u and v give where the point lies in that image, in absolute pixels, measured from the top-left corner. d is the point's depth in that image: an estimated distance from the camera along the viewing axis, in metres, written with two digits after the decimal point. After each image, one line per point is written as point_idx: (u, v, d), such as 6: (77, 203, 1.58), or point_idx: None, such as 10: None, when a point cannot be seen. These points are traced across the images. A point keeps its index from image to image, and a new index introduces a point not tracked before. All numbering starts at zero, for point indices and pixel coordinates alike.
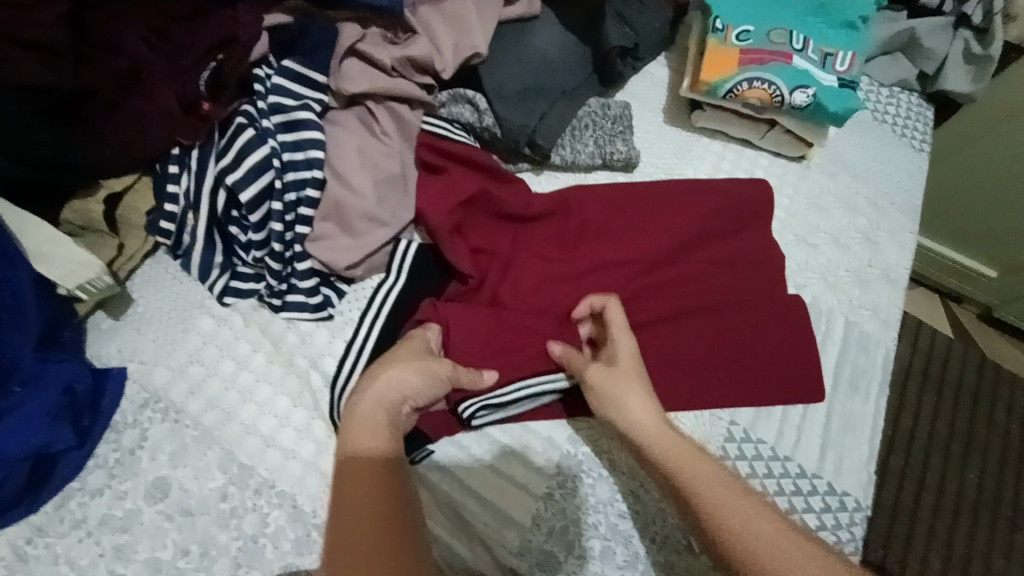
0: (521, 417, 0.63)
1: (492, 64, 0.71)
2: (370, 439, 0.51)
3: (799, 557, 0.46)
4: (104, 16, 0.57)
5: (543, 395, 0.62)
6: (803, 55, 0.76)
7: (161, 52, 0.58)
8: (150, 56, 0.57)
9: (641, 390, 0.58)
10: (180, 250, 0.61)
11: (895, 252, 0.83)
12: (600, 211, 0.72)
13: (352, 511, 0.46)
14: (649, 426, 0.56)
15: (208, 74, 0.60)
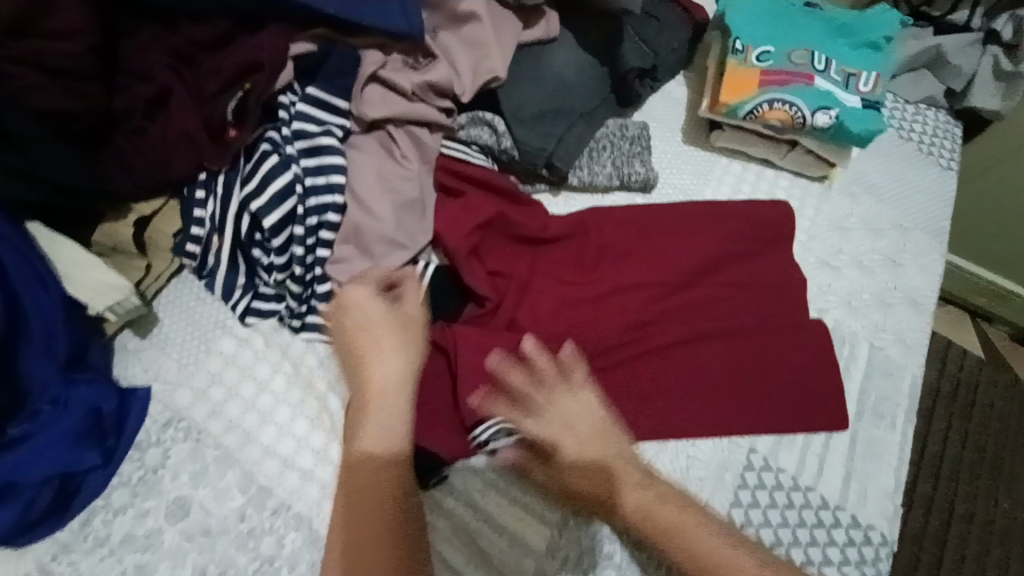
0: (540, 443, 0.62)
1: (510, 87, 0.72)
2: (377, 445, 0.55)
3: None
4: (141, 51, 0.60)
5: None
6: (825, 76, 0.75)
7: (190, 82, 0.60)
8: (179, 87, 0.59)
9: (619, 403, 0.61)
10: (205, 271, 0.62)
11: (920, 275, 0.81)
12: (619, 234, 0.72)
13: (359, 526, 0.52)
14: (641, 499, 0.57)
15: (234, 104, 0.60)
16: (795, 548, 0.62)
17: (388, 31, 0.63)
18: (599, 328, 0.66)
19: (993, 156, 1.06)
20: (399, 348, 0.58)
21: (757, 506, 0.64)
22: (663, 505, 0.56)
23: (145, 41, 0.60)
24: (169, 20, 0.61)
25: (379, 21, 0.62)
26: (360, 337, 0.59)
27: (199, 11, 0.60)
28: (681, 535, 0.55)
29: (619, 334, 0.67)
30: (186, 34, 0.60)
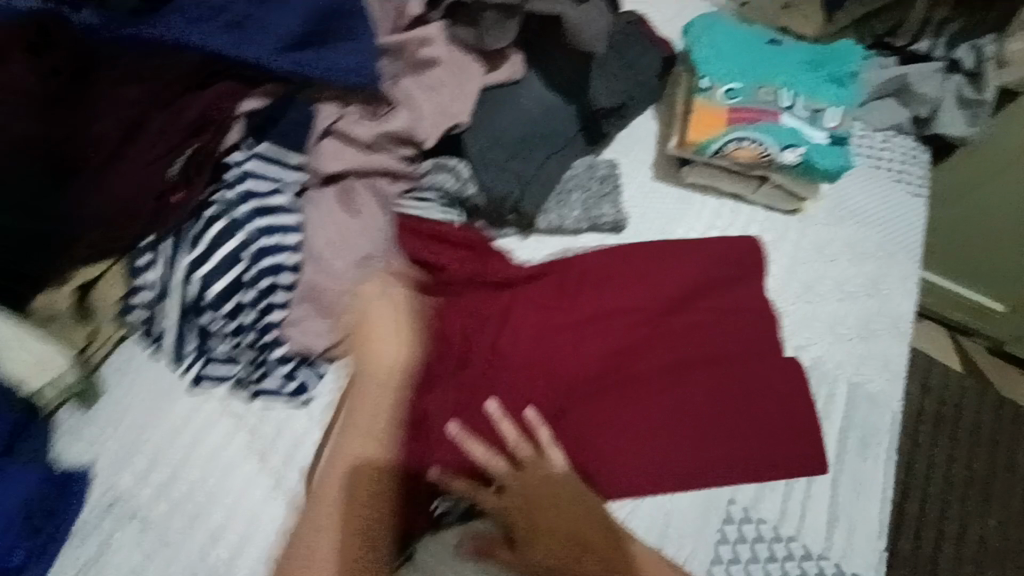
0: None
1: (474, 130, 0.70)
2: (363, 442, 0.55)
3: None
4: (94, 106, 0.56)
5: None
6: (792, 112, 0.75)
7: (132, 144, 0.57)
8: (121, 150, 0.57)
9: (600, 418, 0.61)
10: (153, 336, 0.60)
11: (897, 305, 0.80)
12: (586, 274, 0.71)
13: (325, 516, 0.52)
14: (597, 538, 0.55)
15: (180, 164, 0.58)
16: None
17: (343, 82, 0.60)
18: (570, 376, 0.66)
19: (965, 177, 1.06)
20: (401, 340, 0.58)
21: (739, 561, 0.62)
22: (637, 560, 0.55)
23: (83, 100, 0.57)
24: None
25: (332, 74, 0.60)
26: (372, 328, 0.58)
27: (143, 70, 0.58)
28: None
29: (590, 381, 0.66)
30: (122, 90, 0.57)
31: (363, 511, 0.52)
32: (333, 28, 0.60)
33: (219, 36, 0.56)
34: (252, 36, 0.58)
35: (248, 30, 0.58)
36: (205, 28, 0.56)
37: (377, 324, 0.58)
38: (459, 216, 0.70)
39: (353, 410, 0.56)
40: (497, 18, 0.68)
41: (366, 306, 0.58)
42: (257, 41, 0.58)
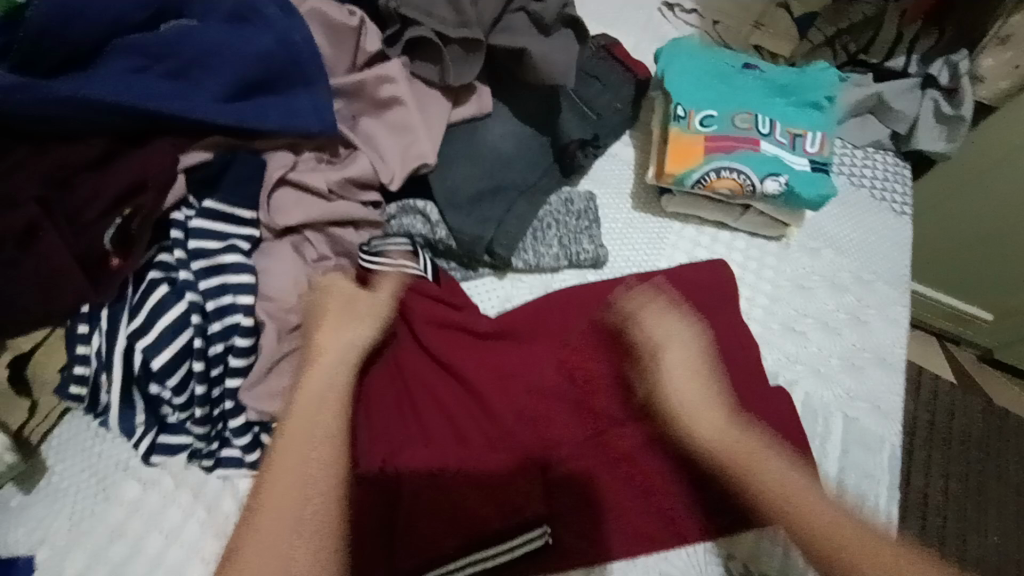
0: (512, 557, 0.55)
1: (442, 170, 0.67)
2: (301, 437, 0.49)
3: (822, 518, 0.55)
4: (13, 175, 0.52)
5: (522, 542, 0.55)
6: (771, 140, 0.73)
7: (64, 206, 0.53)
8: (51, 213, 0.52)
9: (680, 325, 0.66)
10: (98, 410, 0.54)
11: (887, 330, 0.78)
12: (556, 312, 0.66)
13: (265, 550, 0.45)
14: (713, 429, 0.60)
15: (112, 232, 0.53)
16: None
17: (297, 131, 0.58)
18: (555, 424, 0.62)
19: (947, 191, 1.06)
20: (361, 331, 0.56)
21: None
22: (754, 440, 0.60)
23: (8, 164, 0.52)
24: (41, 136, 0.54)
25: (283, 123, 0.57)
26: (324, 344, 0.54)
27: (72, 131, 0.54)
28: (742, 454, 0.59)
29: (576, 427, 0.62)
30: (56, 155, 0.53)
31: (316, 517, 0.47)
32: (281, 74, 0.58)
33: (159, 94, 0.54)
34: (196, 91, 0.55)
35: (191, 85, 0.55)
36: (142, 86, 0.54)
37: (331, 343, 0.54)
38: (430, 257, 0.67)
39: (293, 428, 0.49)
40: (460, 52, 0.66)
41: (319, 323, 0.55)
42: (200, 96, 0.55)
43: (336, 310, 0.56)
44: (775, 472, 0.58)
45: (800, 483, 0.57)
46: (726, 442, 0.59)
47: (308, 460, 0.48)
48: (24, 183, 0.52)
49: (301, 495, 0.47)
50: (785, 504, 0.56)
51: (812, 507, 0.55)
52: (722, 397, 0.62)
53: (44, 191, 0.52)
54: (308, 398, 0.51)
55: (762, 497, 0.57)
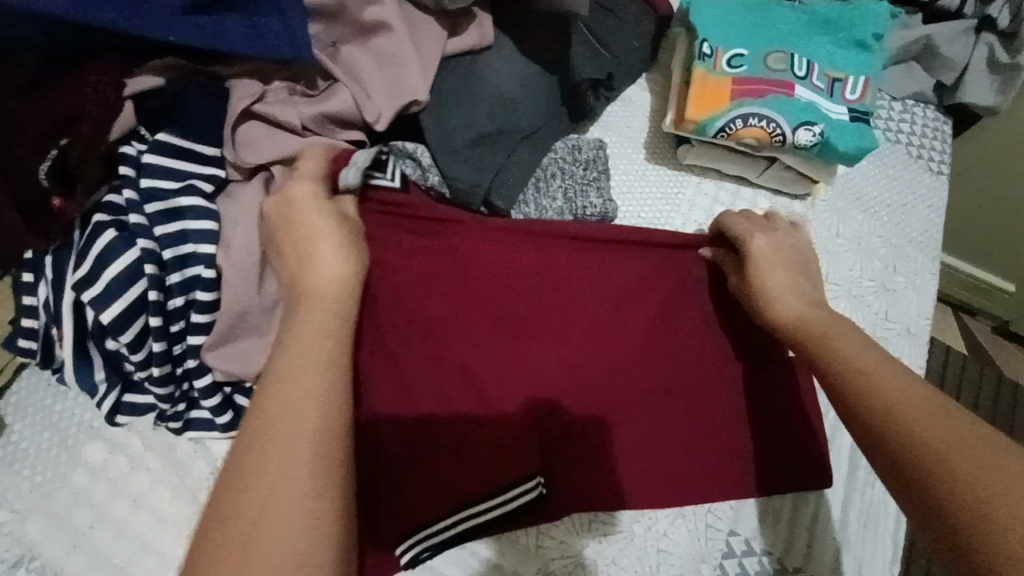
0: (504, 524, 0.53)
1: (435, 109, 0.59)
2: (294, 361, 0.40)
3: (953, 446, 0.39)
4: None
5: (507, 507, 0.53)
6: (806, 84, 0.64)
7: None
8: None
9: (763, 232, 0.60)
10: (53, 366, 0.50)
11: (914, 300, 0.73)
12: (556, 271, 0.60)
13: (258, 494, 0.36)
14: (795, 313, 0.54)
15: (49, 164, 0.46)
16: None
17: (267, 56, 0.50)
18: (552, 389, 0.57)
19: (993, 150, 0.96)
20: (341, 250, 0.47)
21: None
22: (877, 355, 0.48)
23: None
24: None
25: (249, 46, 0.49)
26: (314, 271, 0.46)
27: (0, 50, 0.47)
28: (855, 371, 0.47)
29: (574, 394, 0.57)
30: None
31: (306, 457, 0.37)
32: None
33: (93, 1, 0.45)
34: (143, 3, 0.47)
35: None
36: None
37: (317, 274, 0.46)
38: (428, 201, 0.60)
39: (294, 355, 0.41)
40: None
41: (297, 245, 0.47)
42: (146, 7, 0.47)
43: (319, 231, 0.48)
44: (896, 386, 0.44)
45: (926, 395, 0.43)
46: (810, 328, 0.53)
47: (303, 387, 0.39)
48: None
49: (298, 429, 0.37)
50: (901, 420, 0.42)
51: (935, 420, 0.41)
52: (838, 321, 0.53)
53: None
54: (311, 324, 0.42)
55: (883, 420, 0.43)
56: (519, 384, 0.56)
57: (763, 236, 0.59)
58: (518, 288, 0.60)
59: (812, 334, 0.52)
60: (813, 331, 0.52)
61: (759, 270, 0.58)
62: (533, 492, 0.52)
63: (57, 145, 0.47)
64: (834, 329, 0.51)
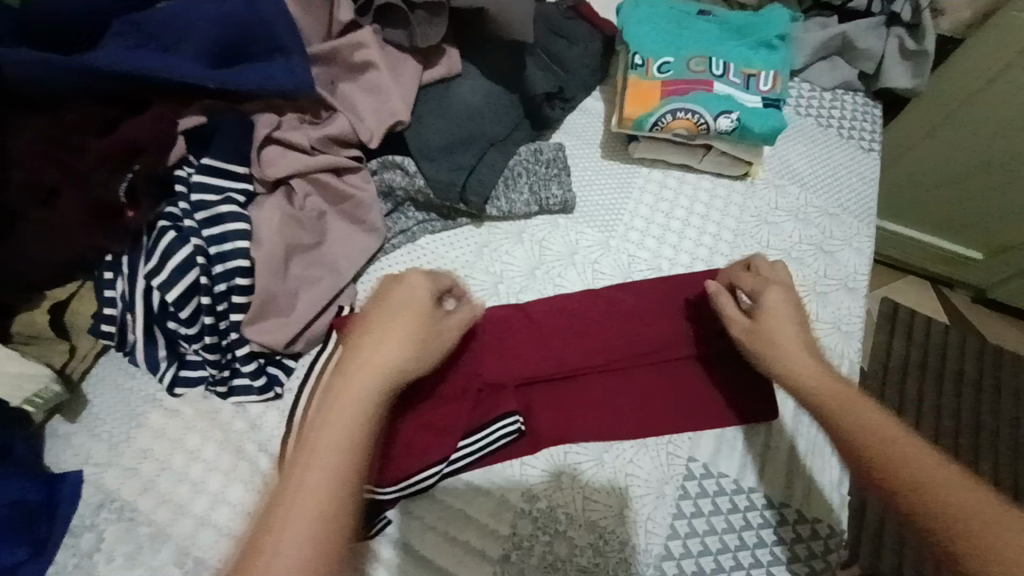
0: (494, 455, 0.64)
1: (417, 127, 0.73)
2: (363, 372, 0.51)
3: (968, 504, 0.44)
4: (25, 143, 0.60)
5: (495, 438, 0.64)
6: (724, 80, 0.77)
7: (67, 163, 0.60)
8: (59, 168, 0.60)
9: (777, 287, 0.65)
10: (126, 348, 0.63)
11: (853, 257, 0.81)
12: (528, 258, 0.74)
13: (324, 454, 0.46)
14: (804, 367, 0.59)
15: (126, 184, 0.62)
16: (743, 551, 0.62)
17: (275, 90, 0.66)
18: (529, 357, 0.69)
19: (930, 124, 1.04)
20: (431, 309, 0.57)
21: (701, 515, 0.64)
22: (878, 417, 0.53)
23: (27, 134, 0.61)
24: (49, 109, 0.63)
25: (260, 82, 0.65)
26: (400, 314, 0.55)
27: (82, 101, 0.63)
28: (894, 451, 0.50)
29: (547, 360, 0.69)
30: (65, 122, 0.62)
31: (348, 449, 0.46)
32: (258, 40, 0.66)
33: (152, 61, 0.62)
34: (184, 61, 0.63)
35: (180, 55, 0.64)
36: (139, 56, 0.62)
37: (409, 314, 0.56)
38: (424, 198, 0.73)
39: (360, 355, 0.52)
40: (425, 17, 0.70)
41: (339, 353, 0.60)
42: (190, 65, 0.63)
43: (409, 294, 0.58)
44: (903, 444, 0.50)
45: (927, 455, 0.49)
46: (821, 381, 0.57)
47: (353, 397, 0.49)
48: (36, 148, 0.60)
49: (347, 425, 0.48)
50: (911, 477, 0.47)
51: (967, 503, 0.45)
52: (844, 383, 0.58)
53: (56, 150, 0.60)
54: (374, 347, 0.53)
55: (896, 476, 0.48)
56: (502, 355, 0.68)
57: (772, 292, 0.65)
58: (501, 280, 0.73)
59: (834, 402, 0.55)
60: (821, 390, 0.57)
61: (768, 319, 0.63)
62: (511, 426, 0.64)
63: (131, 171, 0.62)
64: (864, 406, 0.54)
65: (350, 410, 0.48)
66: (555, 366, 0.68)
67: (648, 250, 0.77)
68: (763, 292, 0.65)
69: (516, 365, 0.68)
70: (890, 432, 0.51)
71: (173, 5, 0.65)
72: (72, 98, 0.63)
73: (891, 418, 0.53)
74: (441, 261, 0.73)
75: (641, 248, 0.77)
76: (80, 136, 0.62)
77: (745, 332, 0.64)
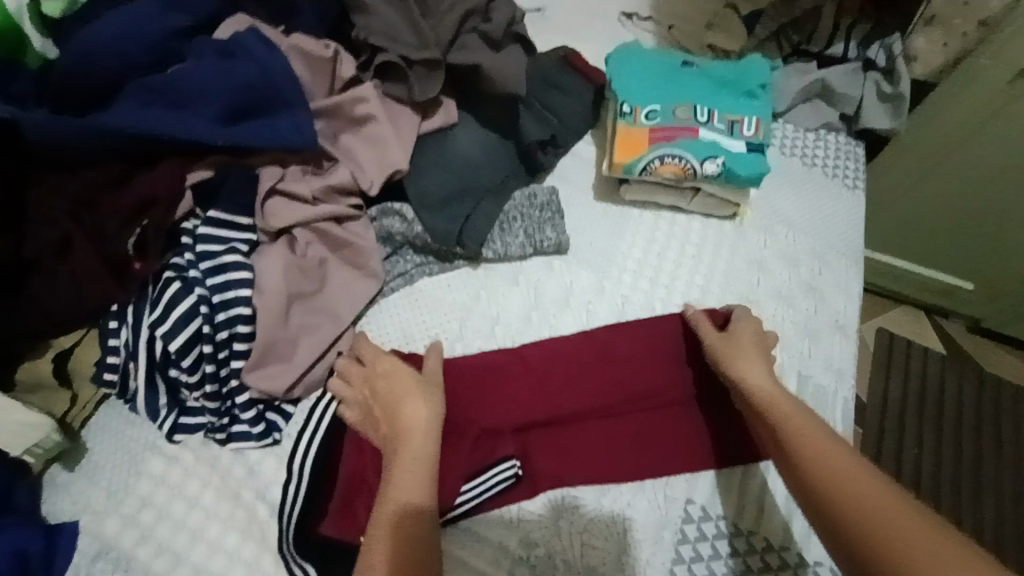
0: (494, 503, 0.64)
1: (415, 176, 0.76)
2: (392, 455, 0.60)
3: (892, 524, 0.50)
4: (45, 202, 0.63)
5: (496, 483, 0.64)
6: (709, 127, 0.81)
7: (85, 223, 0.64)
8: (72, 225, 0.63)
9: (751, 322, 0.72)
10: (127, 396, 0.64)
11: (841, 296, 0.83)
12: (524, 299, 0.76)
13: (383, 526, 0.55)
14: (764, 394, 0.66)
15: (135, 239, 0.65)
16: None
17: (284, 146, 0.69)
18: (526, 403, 0.69)
19: (919, 164, 1.07)
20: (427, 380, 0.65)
21: (700, 559, 0.63)
22: (828, 446, 0.59)
23: (45, 191, 0.64)
24: (68, 169, 0.66)
25: (271, 139, 0.69)
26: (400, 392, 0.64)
27: (96, 159, 0.66)
28: (855, 506, 0.53)
29: (543, 406, 0.69)
30: (80, 181, 0.65)
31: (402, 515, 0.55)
32: (266, 99, 0.70)
33: (165, 121, 0.65)
34: (193, 119, 0.67)
35: (192, 113, 0.67)
36: (154, 114, 0.65)
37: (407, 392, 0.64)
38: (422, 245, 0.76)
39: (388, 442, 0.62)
40: (423, 71, 0.75)
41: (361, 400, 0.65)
42: (200, 122, 0.66)
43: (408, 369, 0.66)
44: (842, 470, 0.56)
45: (863, 479, 0.55)
46: (780, 411, 0.64)
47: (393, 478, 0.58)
48: (55, 206, 0.63)
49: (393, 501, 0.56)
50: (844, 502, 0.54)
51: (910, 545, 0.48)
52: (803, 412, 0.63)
53: (76, 209, 0.64)
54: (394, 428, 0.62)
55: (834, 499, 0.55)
56: (500, 401, 0.69)
57: (745, 326, 0.72)
58: (498, 324, 0.74)
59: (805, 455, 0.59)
60: (780, 418, 0.63)
61: (737, 351, 0.69)
62: (508, 470, 0.65)
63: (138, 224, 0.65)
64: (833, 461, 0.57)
65: (422, 445, 0.61)
66: (551, 410, 0.69)
67: (641, 291, 0.79)
68: (738, 325, 0.72)
69: (513, 409, 0.69)
70: (832, 460, 0.57)
71: (184, 66, 0.68)
72: (86, 160, 0.66)
73: (838, 446, 0.59)
74: (439, 304, 0.74)
75: (634, 288, 0.79)
76: (96, 195, 0.65)
77: (722, 355, 0.70)
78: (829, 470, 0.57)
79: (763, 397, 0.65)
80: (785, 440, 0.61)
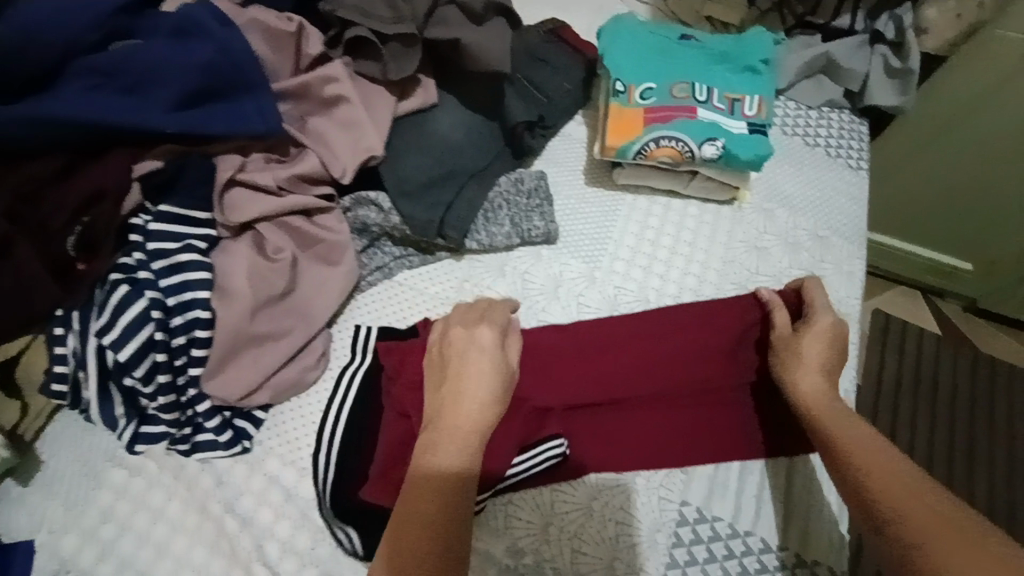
0: (513, 489, 0.61)
1: (392, 161, 0.70)
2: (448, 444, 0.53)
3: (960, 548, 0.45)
4: None
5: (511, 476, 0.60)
6: (708, 106, 0.75)
7: (19, 215, 0.58)
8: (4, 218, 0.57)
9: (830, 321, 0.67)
10: (80, 406, 0.60)
11: (842, 282, 0.79)
12: (509, 290, 0.71)
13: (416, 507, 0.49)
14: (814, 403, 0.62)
15: (74, 238, 0.59)
16: None
17: (246, 134, 0.64)
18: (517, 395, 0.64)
19: (936, 132, 1.00)
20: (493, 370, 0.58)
21: (695, 563, 0.61)
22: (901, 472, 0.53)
23: None
24: (6, 158, 0.60)
25: (235, 126, 0.64)
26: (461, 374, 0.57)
27: (35, 148, 0.60)
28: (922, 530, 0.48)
29: (534, 399, 0.64)
30: (19, 172, 0.59)
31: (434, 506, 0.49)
32: (225, 81, 0.63)
33: (110, 107, 0.60)
34: (141, 106, 0.61)
35: (143, 97, 0.61)
36: (103, 99, 0.60)
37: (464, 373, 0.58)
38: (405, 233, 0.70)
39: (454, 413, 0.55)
40: (399, 48, 0.69)
41: (463, 370, 0.58)
42: (149, 108, 0.61)
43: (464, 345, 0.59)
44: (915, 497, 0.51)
45: (939, 506, 0.49)
46: (844, 432, 0.59)
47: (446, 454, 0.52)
48: None
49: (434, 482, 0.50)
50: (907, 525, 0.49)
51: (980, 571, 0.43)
52: (868, 438, 0.58)
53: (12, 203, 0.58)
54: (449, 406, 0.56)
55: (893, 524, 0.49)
56: None
57: (823, 320, 0.67)
58: None
59: (866, 479, 0.54)
60: (845, 442, 0.58)
61: (791, 357, 0.66)
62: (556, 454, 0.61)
63: (79, 224, 0.59)
64: (899, 483, 0.52)
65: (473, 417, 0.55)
66: (541, 405, 0.64)
67: (634, 282, 0.74)
68: (812, 318, 0.68)
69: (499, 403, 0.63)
70: (906, 490, 0.51)
71: (134, 44, 0.62)
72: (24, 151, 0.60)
73: (904, 468, 0.54)
74: (419, 297, 0.70)
75: (627, 279, 0.74)
76: (34, 182, 0.59)
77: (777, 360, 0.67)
78: (896, 491, 0.52)
79: (813, 405, 0.62)
80: (849, 456, 0.57)
